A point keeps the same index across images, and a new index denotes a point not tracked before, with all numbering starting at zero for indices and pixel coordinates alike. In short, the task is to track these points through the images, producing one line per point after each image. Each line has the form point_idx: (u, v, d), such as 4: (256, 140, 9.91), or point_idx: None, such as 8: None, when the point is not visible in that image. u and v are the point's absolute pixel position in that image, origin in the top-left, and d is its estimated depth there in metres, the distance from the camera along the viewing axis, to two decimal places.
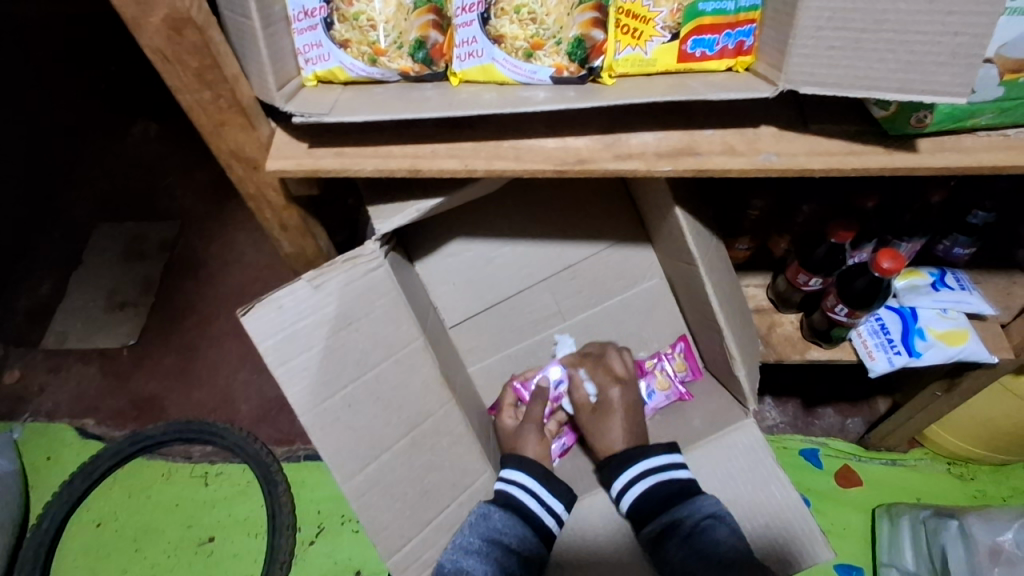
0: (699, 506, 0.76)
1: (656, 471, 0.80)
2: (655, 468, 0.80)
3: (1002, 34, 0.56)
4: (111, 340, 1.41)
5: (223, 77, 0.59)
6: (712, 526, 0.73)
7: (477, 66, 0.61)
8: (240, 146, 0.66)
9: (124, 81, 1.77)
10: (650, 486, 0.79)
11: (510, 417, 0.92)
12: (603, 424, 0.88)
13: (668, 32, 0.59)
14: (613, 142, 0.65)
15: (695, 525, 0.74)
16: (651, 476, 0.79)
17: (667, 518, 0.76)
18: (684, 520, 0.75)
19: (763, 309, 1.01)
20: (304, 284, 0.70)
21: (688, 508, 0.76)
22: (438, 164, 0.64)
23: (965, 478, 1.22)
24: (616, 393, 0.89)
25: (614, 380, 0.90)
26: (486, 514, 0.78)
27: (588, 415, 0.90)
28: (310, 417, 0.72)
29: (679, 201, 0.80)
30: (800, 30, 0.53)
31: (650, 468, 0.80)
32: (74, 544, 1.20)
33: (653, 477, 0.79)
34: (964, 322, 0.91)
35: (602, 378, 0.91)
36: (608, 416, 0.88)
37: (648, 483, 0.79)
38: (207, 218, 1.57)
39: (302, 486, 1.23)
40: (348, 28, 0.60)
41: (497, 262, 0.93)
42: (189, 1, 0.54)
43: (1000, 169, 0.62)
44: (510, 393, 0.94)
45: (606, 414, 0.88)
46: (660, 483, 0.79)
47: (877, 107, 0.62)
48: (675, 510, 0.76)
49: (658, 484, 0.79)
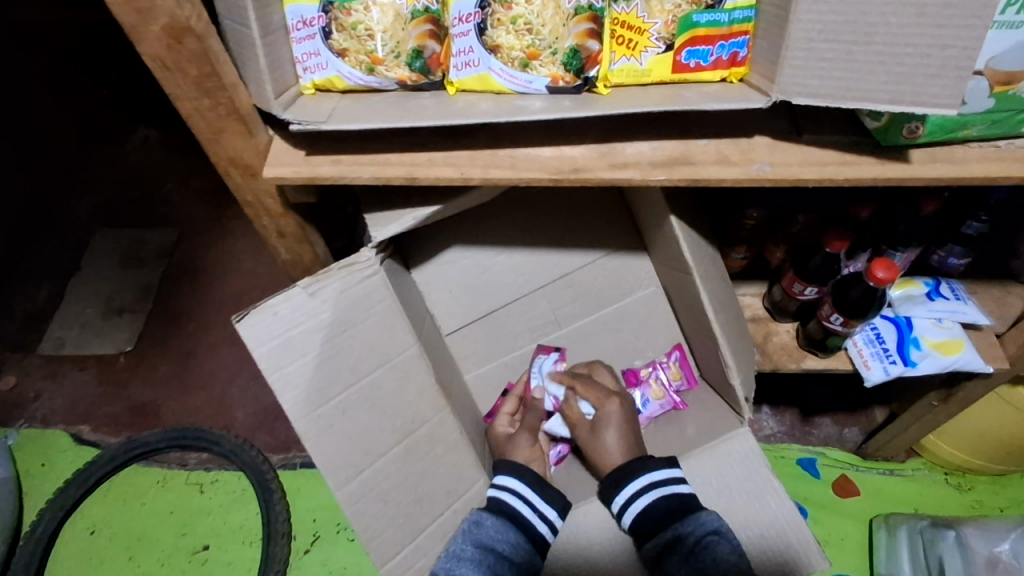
0: (702, 521, 0.75)
1: (659, 485, 0.79)
2: (658, 483, 0.79)
3: (991, 46, 0.57)
4: (109, 347, 1.41)
5: (222, 85, 0.60)
6: (714, 542, 0.73)
7: (473, 76, 0.62)
8: (238, 153, 0.66)
9: (124, 87, 1.78)
10: (654, 501, 0.78)
11: (504, 425, 0.92)
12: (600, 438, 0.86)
13: (663, 43, 0.60)
14: (608, 151, 0.66)
15: (698, 541, 0.74)
16: (654, 490, 0.78)
17: (671, 534, 0.75)
18: (688, 536, 0.75)
19: (759, 318, 1.02)
20: (299, 292, 0.70)
21: (691, 523, 0.76)
22: (435, 172, 0.65)
23: (962, 489, 1.22)
24: (614, 406, 0.87)
25: (604, 396, 0.88)
26: (479, 521, 0.78)
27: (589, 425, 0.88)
28: (304, 425, 0.72)
29: (675, 209, 0.80)
30: (792, 42, 0.53)
31: (653, 484, 0.79)
32: (67, 552, 1.20)
33: (657, 491, 0.78)
34: (959, 332, 0.91)
35: (597, 395, 0.89)
36: (602, 430, 0.86)
37: (650, 497, 0.78)
38: (206, 224, 1.57)
39: (297, 494, 1.23)
40: (346, 38, 0.60)
41: (494, 269, 0.94)
42: (189, 10, 0.54)
43: (993, 179, 0.63)
44: (505, 402, 0.94)
45: (600, 427, 0.86)
46: (664, 497, 0.78)
47: (870, 118, 0.62)
48: (679, 525, 0.76)
49: (661, 499, 0.78)
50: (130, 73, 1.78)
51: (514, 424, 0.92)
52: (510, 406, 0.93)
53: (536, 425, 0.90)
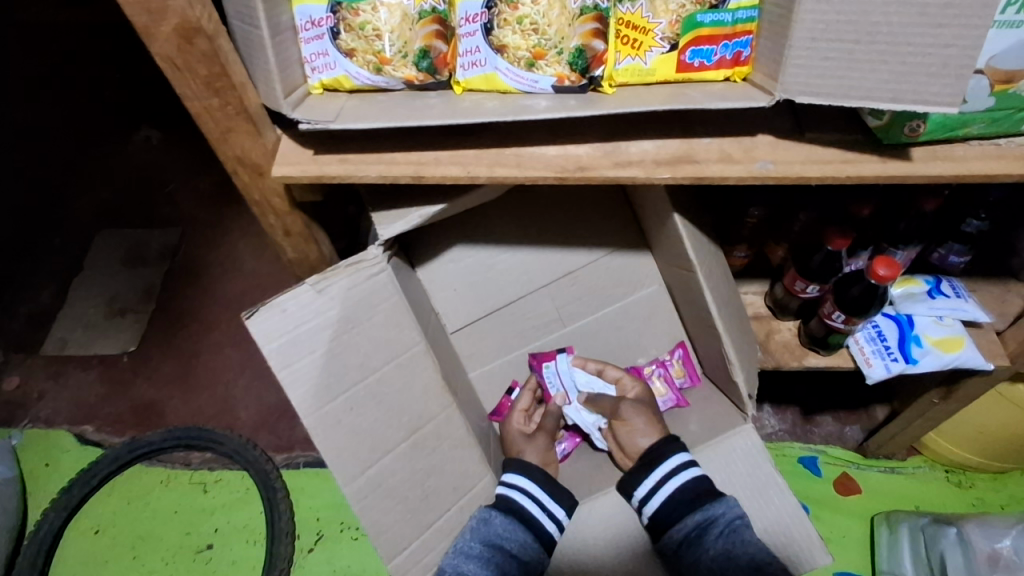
0: (730, 504, 0.77)
1: (684, 469, 0.81)
2: (688, 465, 0.81)
3: (991, 45, 0.58)
4: (112, 347, 1.42)
5: (232, 84, 0.61)
6: (742, 526, 0.75)
7: (480, 76, 0.63)
8: (246, 153, 0.67)
9: (127, 89, 1.79)
10: (683, 483, 0.79)
11: (520, 421, 0.92)
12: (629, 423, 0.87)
13: (667, 43, 0.61)
14: (613, 150, 0.67)
15: (728, 523, 0.75)
16: (683, 473, 0.80)
17: (701, 516, 0.77)
18: (719, 517, 0.76)
19: (761, 316, 1.02)
20: (307, 289, 0.71)
21: (722, 505, 0.77)
22: (442, 171, 0.65)
23: (963, 486, 1.22)
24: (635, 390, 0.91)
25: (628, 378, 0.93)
26: (487, 519, 0.79)
27: None
28: (312, 421, 0.73)
29: (677, 207, 0.81)
30: (795, 41, 0.54)
31: (683, 465, 0.81)
32: (71, 551, 1.20)
33: (685, 474, 0.80)
34: (960, 329, 0.92)
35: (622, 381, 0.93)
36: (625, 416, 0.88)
37: (682, 478, 0.80)
38: (208, 224, 1.58)
39: (302, 493, 1.24)
40: (354, 38, 0.61)
41: (497, 267, 0.94)
42: (200, 11, 0.55)
43: (993, 177, 0.64)
44: (519, 399, 0.93)
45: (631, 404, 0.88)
46: (692, 480, 0.80)
47: (871, 116, 0.63)
48: (708, 507, 0.77)
49: (690, 481, 0.80)
50: (133, 74, 1.79)
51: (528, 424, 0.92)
52: (524, 402, 0.93)
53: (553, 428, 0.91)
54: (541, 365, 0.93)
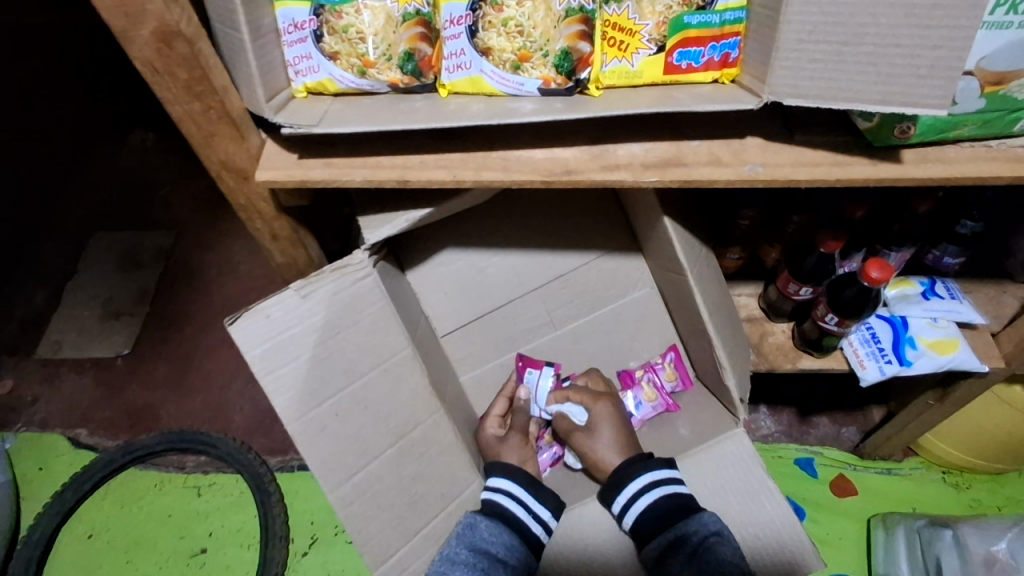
0: (704, 521, 0.76)
1: (659, 484, 0.79)
2: (657, 483, 0.80)
3: (981, 47, 0.57)
4: (106, 350, 1.41)
5: (213, 88, 0.60)
6: (716, 544, 0.73)
7: (465, 79, 0.62)
8: (231, 158, 0.66)
9: (121, 90, 1.78)
10: (655, 500, 0.78)
11: (493, 425, 0.91)
12: (596, 441, 0.87)
13: (654, 45, 0.60)
14: (601, 152, 0.66)
15: (701, 542, 0.74)
16: (656, 489, 0.79)
17: (674, 534, 0.75)
18: (691, 536, 0.75)
19: (754, 318, 1.02)
20: (292, 294, 0.70)
21: (694, 523, 0.76)
22: (427, 174, 0.65)
23: (959, 487, 1.22)
24: (604, 407, 0.89)
25: (594, 397, 0.90)
26: (473, 524, 0.78)
27: (585, 433, 0.88)
28: (297, 427, 0.72)
29: (668, 210, 0.80)
30: (783, 43, 0.53)
31: (654, 482, 0.79)
32: (64, 556, 1.20)
33: (659, 489, 0.79)
34: (954, 331, 0.91)
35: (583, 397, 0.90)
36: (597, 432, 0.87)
37: (653, 497, 0.78)
38: (202, 226, 1.57)
39: (295, 496, 1.23)
40: (337, 41, 0.61)
41: (488, 270, 0.94)
42: (179, 15, 0.54)
43: (985, 179, 0.63)
44: (496, 403, 0.92)
45: (595, 429, 0.88)
46: (665, 497, 0.78)
47: (861, 118, 0.62)
48: (682, 524, 0.76)
49: (662, 498, 0.78)
50: (126, 76, 1.78)
51: (504, 427, 0.91)
52: (500, 407, 0.92)
53: (524, 428, 0.92)
54: (524, 369, 0.95)
